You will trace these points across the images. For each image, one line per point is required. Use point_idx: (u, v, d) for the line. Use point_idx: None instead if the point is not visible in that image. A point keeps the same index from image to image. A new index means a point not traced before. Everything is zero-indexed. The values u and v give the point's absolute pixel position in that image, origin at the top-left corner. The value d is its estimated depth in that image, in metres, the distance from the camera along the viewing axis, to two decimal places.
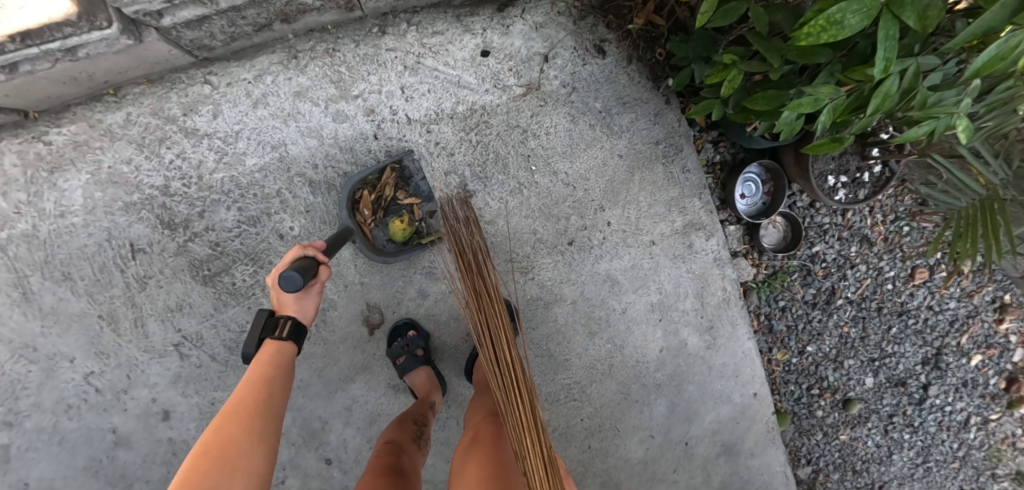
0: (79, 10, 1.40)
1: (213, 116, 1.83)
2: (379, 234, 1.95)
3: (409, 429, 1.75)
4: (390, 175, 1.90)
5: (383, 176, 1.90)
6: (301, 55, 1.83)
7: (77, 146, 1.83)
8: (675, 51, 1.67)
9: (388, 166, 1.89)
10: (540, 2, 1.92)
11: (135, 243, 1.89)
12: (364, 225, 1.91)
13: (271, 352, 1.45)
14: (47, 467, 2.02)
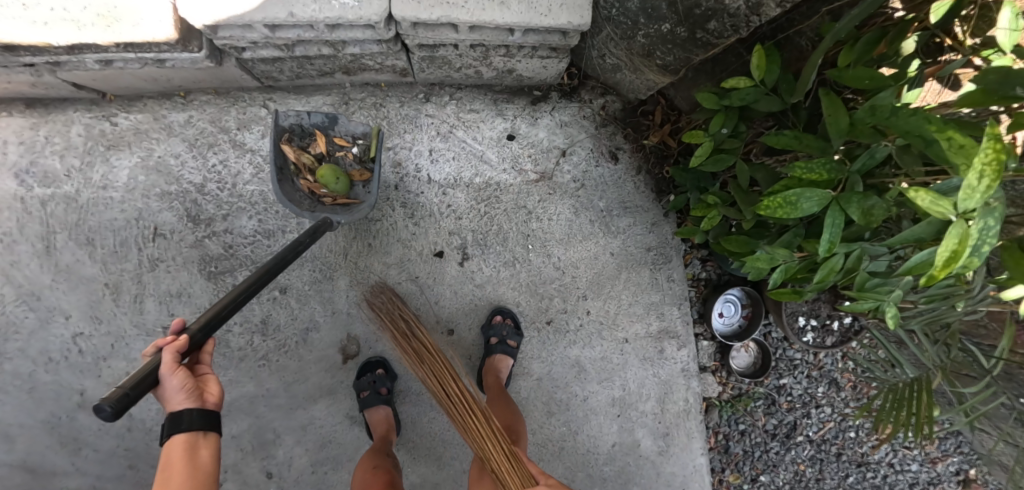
0: (179, 38, 1.56)
1: (262, 136, 2.07)
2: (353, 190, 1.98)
3: (385, 459, 1.87)
4: (291, 148, 1.88)
5: (292, 160, 1.88)
6: (352, 101, 2.08)
7: (138, 133, 2.06)
8: (676, 174, 1.84)
9: (281, 144, 1.86)
10: (569, 104, 2.18)
11: (159, 228, 2.07)
12: (339, 201, 1.92)
13: (181, 445, 1.31)
14: (11, 412, 2.11)
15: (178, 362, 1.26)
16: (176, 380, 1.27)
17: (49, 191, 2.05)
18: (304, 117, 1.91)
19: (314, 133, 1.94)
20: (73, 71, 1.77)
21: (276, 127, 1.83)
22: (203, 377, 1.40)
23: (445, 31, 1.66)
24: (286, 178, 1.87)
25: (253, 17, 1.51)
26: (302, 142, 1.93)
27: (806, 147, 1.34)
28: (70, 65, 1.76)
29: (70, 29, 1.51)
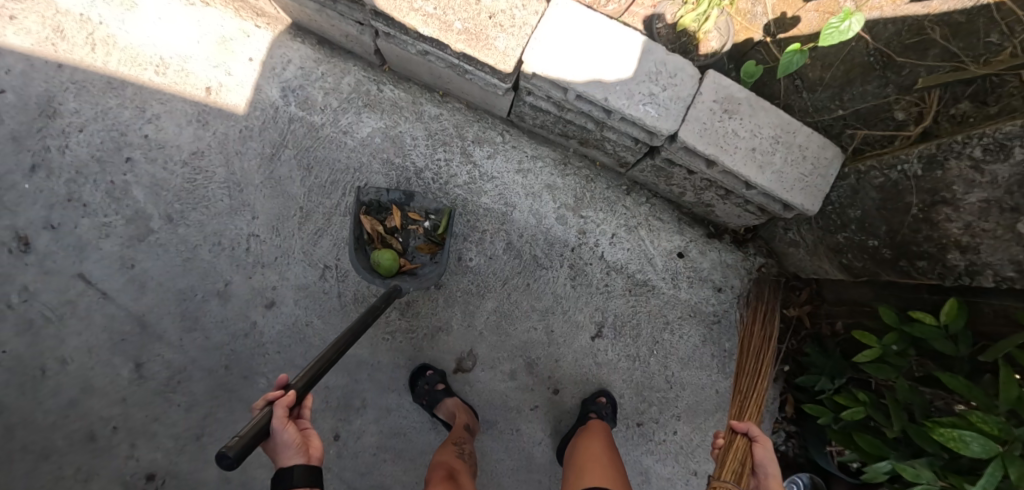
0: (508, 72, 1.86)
1: (488, 155, 2.32)
2: (421, 259, 2.25)
3: (450, 451, 1.98)
4: (369, 220, 2.17)
5: (368, 230, 2.17)
6: (569, 165, 2.35)
7: (394, 105, 2.34)
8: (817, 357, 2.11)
9: (360, 216, 2.16)
10: (737, 252, 2.40)
11: (368, 186, 2.30)
12: (407, 268, 2.19)
13: None
14: (163, 269, 2.29)
15: (286, 412, 1.44)
16: (286, 433, 1.44)
17: (300, 115, 2.33)
18: (383, 194, 2.23)
19: (389, 210, 2.23)
20: (392, 44, 2.11)
21: (359, 203, 2.15)
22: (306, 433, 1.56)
23: (699, 161, 1.96)
24: (360, 248, 2.15)
25: (575, 86, 1.84)
26: (378, 214, 2.23)
27: (972, 396, 1.58)
28: (392, 40, 2.09)
29: (435, 29, 1.83)
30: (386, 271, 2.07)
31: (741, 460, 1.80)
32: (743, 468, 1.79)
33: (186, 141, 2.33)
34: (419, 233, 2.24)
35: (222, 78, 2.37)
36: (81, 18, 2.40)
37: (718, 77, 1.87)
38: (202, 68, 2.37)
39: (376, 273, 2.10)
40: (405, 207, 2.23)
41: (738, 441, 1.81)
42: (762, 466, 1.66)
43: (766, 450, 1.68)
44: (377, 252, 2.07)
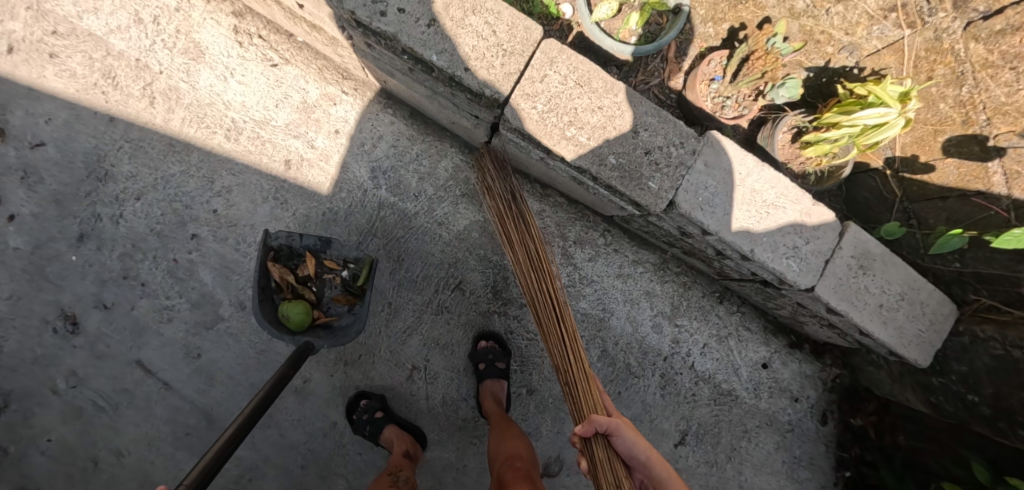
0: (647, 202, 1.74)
1: (589, 258, 2.23)
2: (337, 310, 2.01)
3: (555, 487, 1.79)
4: (277, 266, 1.90)
5: (276, 279, 1.89)
6: (668, 270, 2.29)
7: None
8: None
9: (268, 263, 1.88)
10: (819, 363, 2.37)
11: (464, 284, 2.16)
12: (320, 320, 1.95)
13: None
14: (232, 360, 2.09)
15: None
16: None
17: (391, 200, 2.13)
18: (295, 238, 1.94)
19: (300, 258, 1.97)
20: (512, 146, 1.93)
21: (264, 248, 1.85)
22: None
23: (820, 306, 1.95)
24: (268, 296, 1.88)
25: (721, 233, 1.78)
26: (290, 262, 1.96)
27: None
28: (510, 143, 1.92)
29: (586, 161, 1.68)
30: (297, 324, 1.83)
31: (613, 465, 1.62)
32: (623, 487, 1.57)
33: (261, 220, 2.10)
34: (336, 283, 2.01)
35: (302, 150, 2.12)
36: (138, 64, 2.11)
37: (859, 231, 1.85)
38: (280, 137, 2.12)
39: (286, 328, 1.84)
40: (321, 255, 1.98)
41: (599, 450, 1.63)
42: (651, 470, 1.60)
43: (624, 439, 1.61)
44: (286, 304, 1.83)
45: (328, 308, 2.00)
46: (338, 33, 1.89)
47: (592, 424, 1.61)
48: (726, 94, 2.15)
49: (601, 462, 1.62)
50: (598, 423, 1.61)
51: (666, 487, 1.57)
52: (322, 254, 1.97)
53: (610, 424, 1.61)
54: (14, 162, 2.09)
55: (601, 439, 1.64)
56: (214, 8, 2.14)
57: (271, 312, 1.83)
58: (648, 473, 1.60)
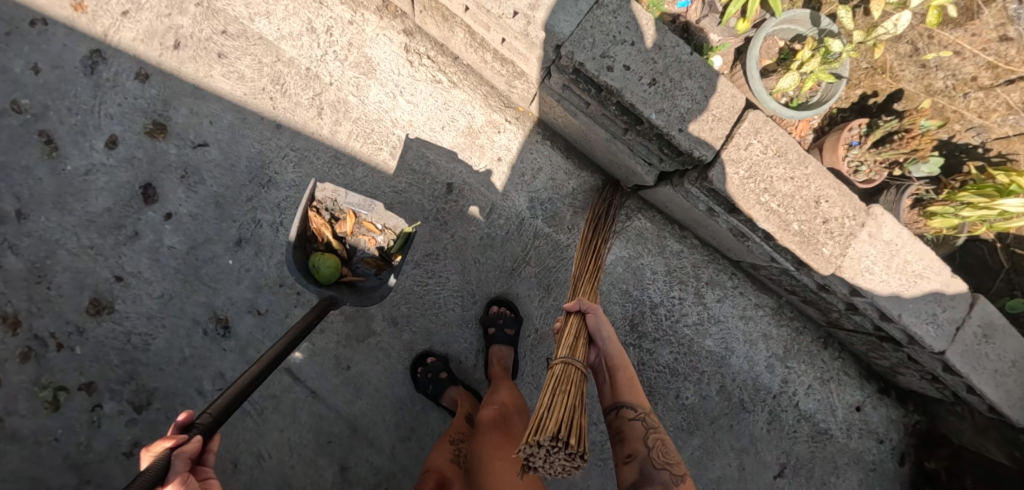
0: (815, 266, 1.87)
1: (718, 300, 2.34)
2: (366, 272, 2.03)
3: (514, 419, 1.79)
4: (317, 218, 1.93)
5: (313, 228, 1.93)
6: (784, 314, 2.41)
7: (641, 238, 2.28)
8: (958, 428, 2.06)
9: (308, 212, 1.91)
10: (905, 410, 2.51)
11: (605, 316, 2.27)
12: (346, 277, 1.98)
13: None
14: (381, 373, 2.13)
15: (186, 464, 1.20)
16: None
17: (547, 231, 2.19)
18: (342, 194, 1.96)
19: (340, 214, 1.99)
20: (680, 195, 2.01)
21: (308, 197, 1.88)
22: (206, 485, 1.27)
23: (938, 366, 2.11)
24: (302, 246, 1.92)
25: (876, 296, 1.92)
26: (330, 215, 1.98)
27: None
28: (681, 189, 1.97)
29: (774, 226, 1.81)
30: (322, 278, 1.87)
31: (576, 335, 1.61)
32: (577, 345, 1.57)
33: (420, 240, 2.14)
34: (370, 246, 2.01)
35: (465, 175, 2.16)
36: (308, 74, 2.12)
37: (986, 304, 2.01)
38: (444, 160, 2.15)
39: (312, 277, 1.88)
40: (360, 215, 1.99)
41: (571, 320, 1.63)
42: (611, 356, 1.60)
43: (598, 316, 1.63)
44: (315, 256, 1.86)
45: (357, 267, 2.02)
46: (530, 68, 1.92)
47: (578, 301, 1.66)
48: (862, 160, 2.25)
49: (570, 331, 1.61)
50: (580, 302, 1.67)
51: (629, 382, 1.57)
52: (360, 212, 1.97)
53: (590, 304, 1.66)
54: (175, 160, 2.07)
55: (578, 315, 1.65)
56: (387, 24, 2.14)
57: (303, 261, 1.88)
58: (604, 353, 1.62)
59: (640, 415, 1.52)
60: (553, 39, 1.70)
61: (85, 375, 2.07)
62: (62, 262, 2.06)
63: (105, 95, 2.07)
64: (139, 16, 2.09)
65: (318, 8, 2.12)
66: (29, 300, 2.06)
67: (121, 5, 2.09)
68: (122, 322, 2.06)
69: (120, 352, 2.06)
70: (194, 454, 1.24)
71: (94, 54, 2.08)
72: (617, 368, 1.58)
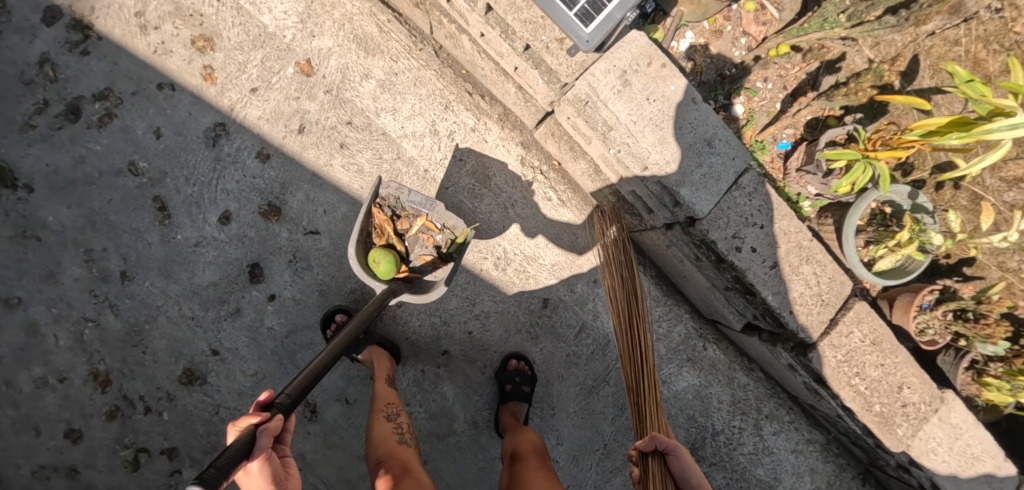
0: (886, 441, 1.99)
1: (773, 433, 2.43)
2: (423, 271, 2.10)
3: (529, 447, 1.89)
4: (381, 215, 2.01)
5: (376, 225, 2.01)
6: (831, 451, 2.46)
7: (714, 368, 2.36)
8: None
9: (371, 209, 1.98)
10: None
11: None
12: (403, 274, 2.06)
13: None
14: (453, 472, 2.17)
15: (271, 441, 1.32)
16: (255, 461, 1.31)
17: None
18: (403, 193, 1.97)
19: (402, 211, 2.06)
20: (769, 351, 2.07)
21: (371, 195, 1.95)
22: (284, 463, 1.43)
23: None
24: (364, 240, 1.99)
25: (933, 472, 2.03)
26: (392, 212, 2.05)
27: None
28: (771, 349, 2.06)
29: (857, 405, 1.94)
30: (382, 275, 1.90)
31: (663, 480, 1.55)
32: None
33: (510, 349, 2.20)
34: (428, 243, 2.08)
35: (562, 292, 2.22)
36: (426, 176, 2.14)
37: None
38: (544, 275, 2.21)
39: (372, 273, 1.92)
40: (421, 214, 2.03)
41: (652, 465, 1.56)
42: (692, 487, 1.52)
43: (680, 458, 1.55)
44: (377, 251, 1.90)
45: (415, 266, 2.10)
46: (648, 217, 1.98)
47: (652, 441, 1.57)
48: (929, 323, 2.31)
49: (653, 476, 1.55)
50: (658, 441, 1.58)
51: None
52: (421, 212, 2.01)
53: (669, 443, 1.57)
54: (286, 244, 2.09)
55: (658, 456, 1.58)
56: (506, 135, 2.19)
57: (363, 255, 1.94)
58: (678, 462, 1.55)
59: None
60: (690, 214, 1.79)
61: (168, 440, 2.10)
62: (160, 329, 2.08)
63: (224, 170, 2.09)
64: (267, 95, 2.11)
65: (443, 111, 2.15)
66: (123, 361, 2.08)
67: (251, 81, 2.10)
68: (213, 394, 2.10)
69: (207, 422, 2.10)
70: (276, 430, 1.36)
71: (218, 126, 2.09)
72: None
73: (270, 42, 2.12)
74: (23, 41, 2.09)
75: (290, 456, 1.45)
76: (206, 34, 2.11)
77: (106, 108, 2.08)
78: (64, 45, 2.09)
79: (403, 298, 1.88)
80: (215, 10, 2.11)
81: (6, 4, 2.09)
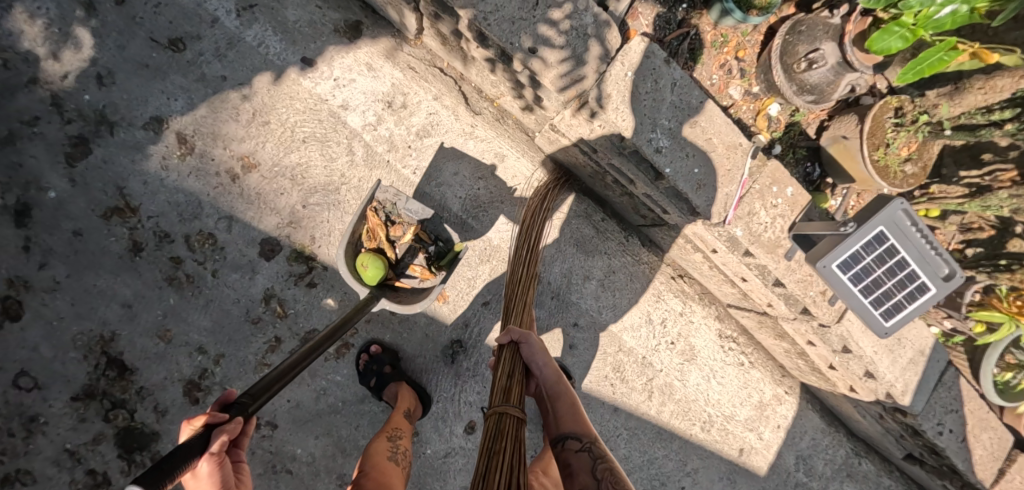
0: None
1: None
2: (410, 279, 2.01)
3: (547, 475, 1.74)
4: (374, 218, 1.88)
5: (368, 230, 1.90)
6: None
7: (872, 478, 2.50)
8: None
9: (367, 212, 1.87)
10: None
11: None
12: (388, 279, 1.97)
13: None
14: None
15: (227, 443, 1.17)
16: (203, 463, 1.18)
17: (805, 482, 2.48)
18: (401, 200, 1.89)
19: (397, 217, 1.94)
20: (935, 480, 2.33)
21: (371, 197, 1.84)
22: (237, 468, 1.31)
23: None
24: (352, 242, 1.88)
25: None
26: (387, 216, 1.93)
27: None
28: (937, 478, 2.31)
29: None
30: (368, 280, 1.83)
31: (513, 364, 1.48)
32: (512, 382, 1.43)
33: None
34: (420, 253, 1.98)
35: (753, 440, 2.45)
36: (644, 361, 2.33)
37: None
38: (739, 429, 2.43)
39: (358, 277, 1.85)
40: (418, 224, 1.92)
41: (505, 354, 1.49)
42: (549, 384, 1.47)
43: (532, 345, 1.49)
44: (365, 256, 1.83)
45: (403, 272, 1.99)
46: (850, 393, 2.24)
47: (506, 331, 1.51)
48: None
49: (504, 364, 1.48)
50: (511, 331, 1.52)
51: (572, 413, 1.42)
52: (416, 221, 1.92)
53: (521, 332, 1.51)
54: (529, 442, 2.20)
55: (510, 345, 1.51)
56: (709, 315, 2.38)
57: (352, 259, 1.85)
58: (544, 382, 1.48)
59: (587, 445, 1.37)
60: (902, 409, 2.07)
61: None
62: None
63: (465, 383, 2.16)
64: (500, 307, 2.16)
65: (656, 301, 2.31)
66: None
67: (482, 295, 2.15)
68: None
69: None
70: (235, 433, 1.21)
71: (455, 344, 2.15)
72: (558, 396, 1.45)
73: (497, 255, 2.15)
74: (244, 278, 2.01)
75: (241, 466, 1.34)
76: None
77: (342, 338, 2.07)
78: (288, 278, 2.03)
79: (386, 306, 1.83)
80: None
81: (218, 240, 1.99)
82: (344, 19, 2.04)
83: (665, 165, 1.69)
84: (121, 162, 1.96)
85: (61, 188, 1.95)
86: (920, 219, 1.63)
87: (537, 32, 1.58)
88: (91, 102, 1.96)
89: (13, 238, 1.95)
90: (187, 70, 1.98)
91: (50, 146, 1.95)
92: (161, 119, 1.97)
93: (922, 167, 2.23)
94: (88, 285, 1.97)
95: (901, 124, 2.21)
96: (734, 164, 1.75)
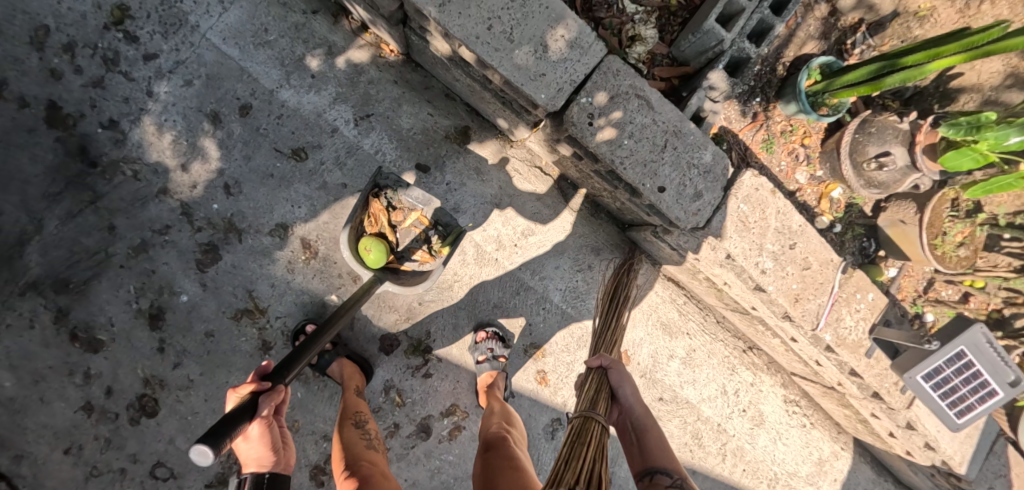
0: None
1: None
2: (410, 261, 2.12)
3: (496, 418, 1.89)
4: (376, 204, 2.00)
5: (369, 216, 2.01)
6: None
7: None
8: None
9: (368, 197, 1.98)
10: None
11: None
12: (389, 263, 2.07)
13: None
14: None
15: (269, 406, 1.49)
16: (254, 425, 1.56)
17: None
18: (401, 186, 2.02)
19: (398, 203, 2.05)
20: None
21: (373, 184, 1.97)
22: (283, 432, 1.67)
23: None
24: (355, 226, 1.96)
25: None
26: (388, 202, 2.04)
27: None
28: None
29: None
30: (371, 264, 1.91)
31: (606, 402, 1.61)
32: (598, 398, 1.59)
33: None
34: (419, 237, 2.11)
35: None
36: (718, 428, 2.53)
37: None
38: (801, 484, 2.62)
39: (361, 260, 1.94)
40: (418, 210, 2.04)
41: (592, 377, 1.66)
42: (639, 419, 1.60)
43: (620, 373, 1.65)
44: (367, 239, 1.90)
45: (403, 257, 2.11)
46: (906, 455, 2.43)
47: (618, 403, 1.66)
48: None
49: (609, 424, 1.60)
50: (602, 358, 1.68)
51: (661, 448, 1.52)
52: (416, 207, 2.03)
53: (611, 359, 1.67)
54: None
55: (603, 377, 1.65)
56: (776, 384, 2.57)
57: (354, 243, 1.92)
58: (628, 411, 1.62)
59: (678, 481, 1.44)
60: (957, 475, 2.31)
61: None
62: None
63: None
64: None
65: (730, 374, 2.51)
66: None
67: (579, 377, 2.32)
68: None
69: None
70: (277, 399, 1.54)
71: (555, 422, 2.32)
72: (649, 432, 1.57)
73: None
74: None
75: (287, 428, 1.70)
76: (536, 340, 2.28)
77: (454, 422, 2.23)
78: (406, 370, 2.19)
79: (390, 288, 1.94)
80: (542, 317, 2.28)
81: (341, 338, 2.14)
82: (454, 125, 2.17)
83: (769, 283, 1.90)
84: (249, 267, 2.09)
85: (194, 292, 2.07)
86: (998, 342, 1.83)
87: (665, 171, 1.74)
88: (219, 211, 2.07)
89: (149, 340, 2.07)
90: (310, 178, 2.10)
91: (182, 253, 2.06)
92: (286, 225, 2.09)
93: (972, 251, 2.44)
94: (220, 382, 2.10)
95: (956, 215, 2.43)
96: (826, 277, 1.94)
